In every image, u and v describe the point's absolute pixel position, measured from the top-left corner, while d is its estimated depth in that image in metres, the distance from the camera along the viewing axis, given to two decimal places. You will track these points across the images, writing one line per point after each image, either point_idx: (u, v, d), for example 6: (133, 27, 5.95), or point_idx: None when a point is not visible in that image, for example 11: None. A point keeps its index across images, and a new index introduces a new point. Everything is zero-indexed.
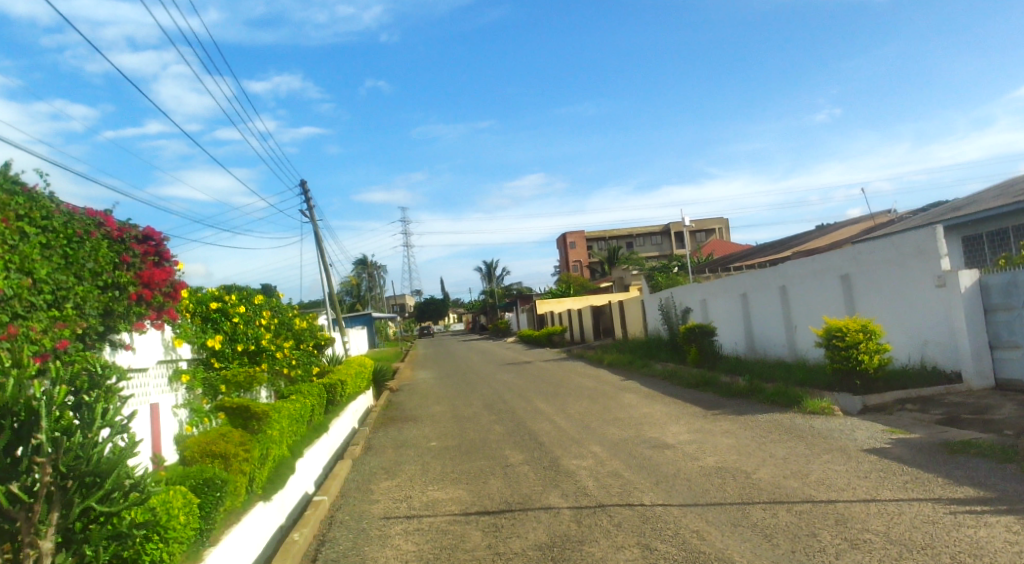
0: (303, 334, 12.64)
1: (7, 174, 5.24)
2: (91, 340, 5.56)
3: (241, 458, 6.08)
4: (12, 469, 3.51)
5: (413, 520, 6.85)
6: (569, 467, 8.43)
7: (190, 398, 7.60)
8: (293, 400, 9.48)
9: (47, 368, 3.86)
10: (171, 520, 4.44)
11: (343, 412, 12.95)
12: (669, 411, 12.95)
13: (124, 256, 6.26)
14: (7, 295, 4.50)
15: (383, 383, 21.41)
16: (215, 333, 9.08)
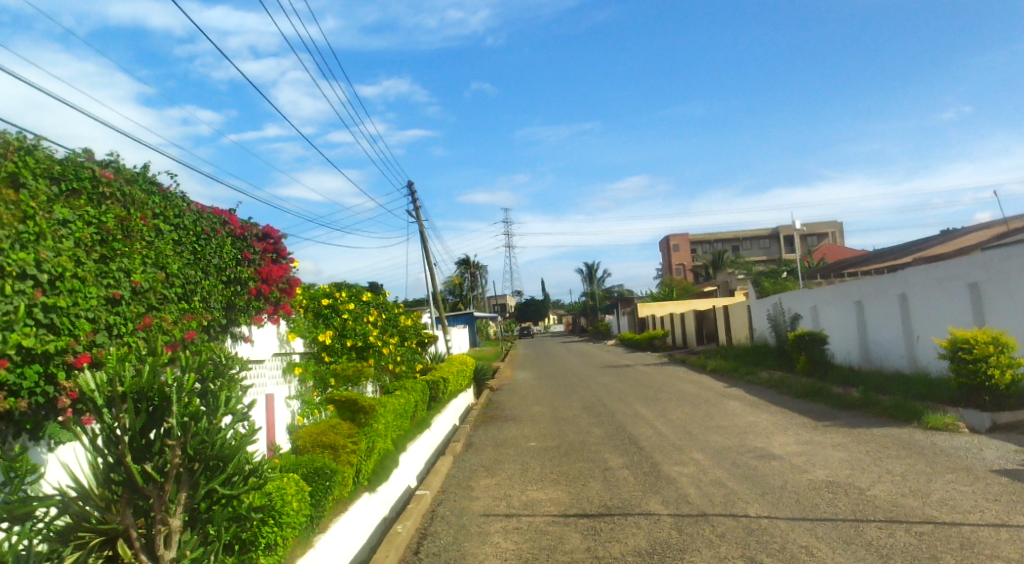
0: (407, 331, 12.89)
1: (147, 175, 5.51)
2: (215, 331, 5.93)
3: (349, 450, 6.29)
4: (146, 450, 3.94)
5: (512, 518, 6.90)
6: (671, 474, 8.28)
7: (301, 390, 7.96)
8: (397, 395, 9.73)
9: (179, 356, 4.14)
10: (285, 506, 4.64)
11: (444, 410, 13.19)
12: (774, 420, 12.52)
13: (245, 253, 6.56)
14: (144, 288, 4.76)
15: (484, 382, 21.80)
16: (325, 328, 9.44)
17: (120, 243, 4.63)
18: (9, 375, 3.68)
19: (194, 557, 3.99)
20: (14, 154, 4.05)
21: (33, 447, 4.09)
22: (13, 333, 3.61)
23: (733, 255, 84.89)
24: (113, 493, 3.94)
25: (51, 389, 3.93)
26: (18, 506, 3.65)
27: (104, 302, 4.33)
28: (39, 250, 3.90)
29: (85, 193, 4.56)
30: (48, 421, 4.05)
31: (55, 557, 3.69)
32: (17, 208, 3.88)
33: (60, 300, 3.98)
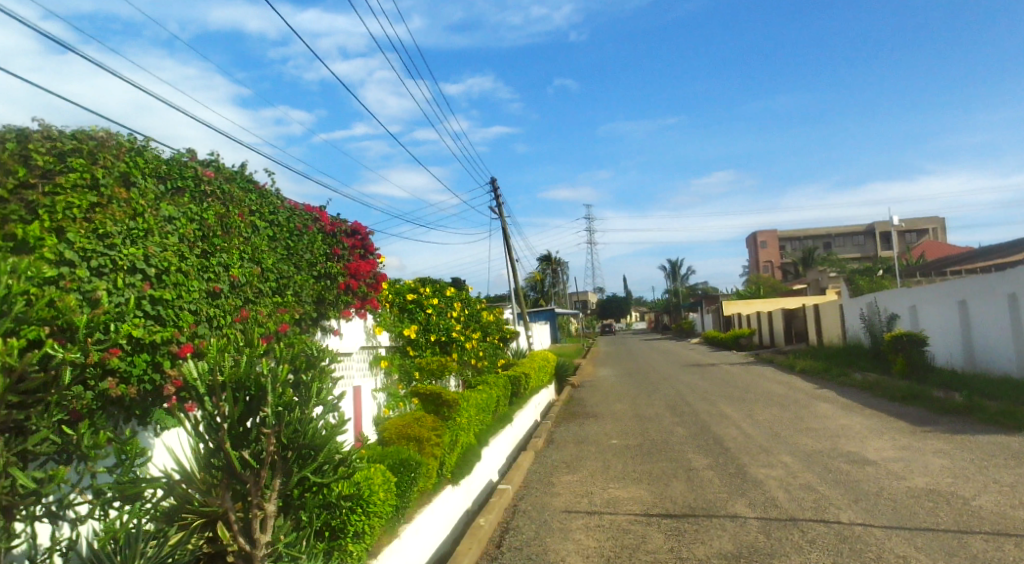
0: (489, 327, 12.97)
1: (244, 174, 5.75)
2: (306, 324, 6.15)
3: (433, 442, 6.41)
4: (243, 437, 4.10)
5: (594, 515, 6.89)
6: (758, 476, 8.10)
7: (387, 383, 8.37)
8: (480, 390, 9.83)
9: (274, 347, 4.28)
10: (373, 495, 4.77)
11: (526, 405, 13.28)
12: (869, 424, 12.04)
13: (335, 248, 6.77)
14: (241, 281, 4.99)
15: (565, 378, 21.84)
16: (410, 323, 9.65)
17: (220, 239, 4.88)
18: (120, 362, 3.94)
19: (287, 542, 4.15)
20: (125, 155, 4.38)
21: (142, 433, 4.41)
22: (124, 323, 3.94)
23: (826, 252, 81.97)
24: (214, 478, 4.10)
25: (157, 376, 4.16)
26: (128, 487, 3.86)
27: (205, 295, 4.56)
28: (148, 245, 4.20)
29: (189, 191, 4.84)
30: (155, 408, 4.33)
31: (161, 535, 4.05)
32: (128, 206, 4.23)
33: (166, 292, 4.23)
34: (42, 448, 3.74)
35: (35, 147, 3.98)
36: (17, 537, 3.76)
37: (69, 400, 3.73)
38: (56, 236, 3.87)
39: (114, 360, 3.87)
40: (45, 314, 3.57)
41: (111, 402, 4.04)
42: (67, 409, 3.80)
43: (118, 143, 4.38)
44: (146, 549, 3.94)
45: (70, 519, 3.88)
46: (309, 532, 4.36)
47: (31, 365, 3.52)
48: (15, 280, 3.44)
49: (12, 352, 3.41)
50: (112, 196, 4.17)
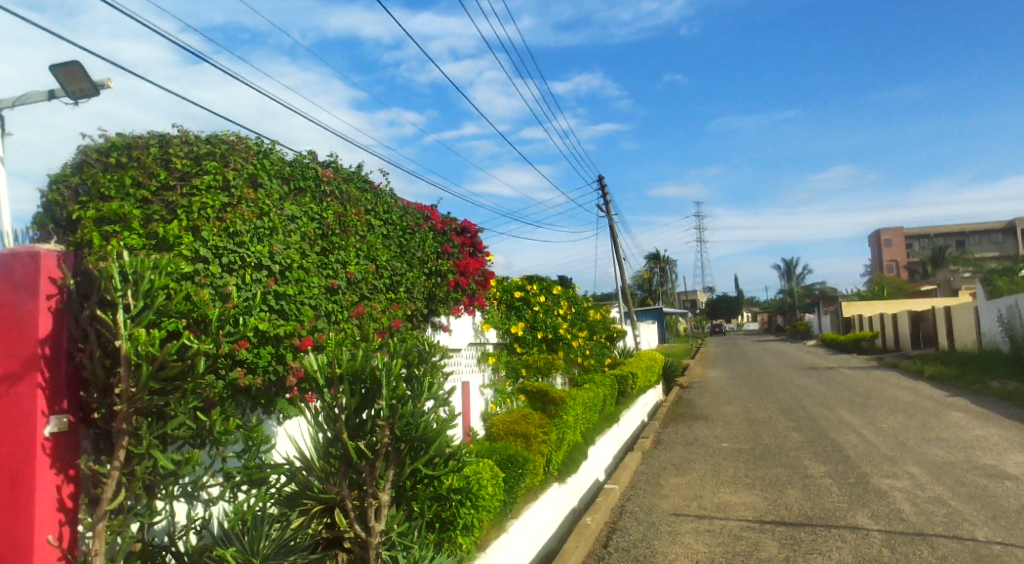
0: (596, 325, 12.88)
1: (360, 175, 5.96)
2: (417, 320, 6.34)
3: (540, 440, 6.47)
4: (359, 428, 4.24)
5: (704, 520, 6.75)
6: (881, 487, 7.71)
7: (494, 379, 8.65)
8: (587, 388, 9.85)
9: (388, 342, 4.41)
10: (481, 490, 4.88)
11: (632, 405, 13.18)
12: (1009, 436, 11.15)
13: (445, 247, 6.93)
14: (358, 278, 5.17)
15: (674, 378, 21.53)
16: (518, 320, 9.77)
17: (338, 237, 5.08)
18: (248, 354, 4.17)
19: (401, 531, 4.28)
20: (254, 158, 4.64)
21: (266, 421, 4.66)
22: (251, 317, 4.16)
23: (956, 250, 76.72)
24: (332, 466, 4.26)
25: (281, 367, 4.36)
26: (255, 472, 4.13)
27: (324, 290, 4.75)
28: (273, 243, 4.42)
29: (310, 191, 5.06)
30: (279, 397, 4.53)
31: (284, 520, 4.28)
32: (256, 206, 4.46)
33: (289, 288, 4.44)
34: (180, 432, 4.00)
35: (174, 151, 4.27)
36: (159, 515, 4.09)
37: (203, 389, 3.98)
38: (192, 234, 4.14)
39: (242, 351, 4.09)
40: (182, 307, 3.88)
41: (239, 391, 4.29)
42: (201, 397, 4.03)
43: (247, 146, 4.64)
44: (271, 531, 4.15)
45: (203, 500, 4.15)
46: (421, 523, 4.48)
47: (172, 354, 3.78)
48: (157, 276, 3.77)
49: (155, 341, 3.70)
50: (241, 196, 4.42)
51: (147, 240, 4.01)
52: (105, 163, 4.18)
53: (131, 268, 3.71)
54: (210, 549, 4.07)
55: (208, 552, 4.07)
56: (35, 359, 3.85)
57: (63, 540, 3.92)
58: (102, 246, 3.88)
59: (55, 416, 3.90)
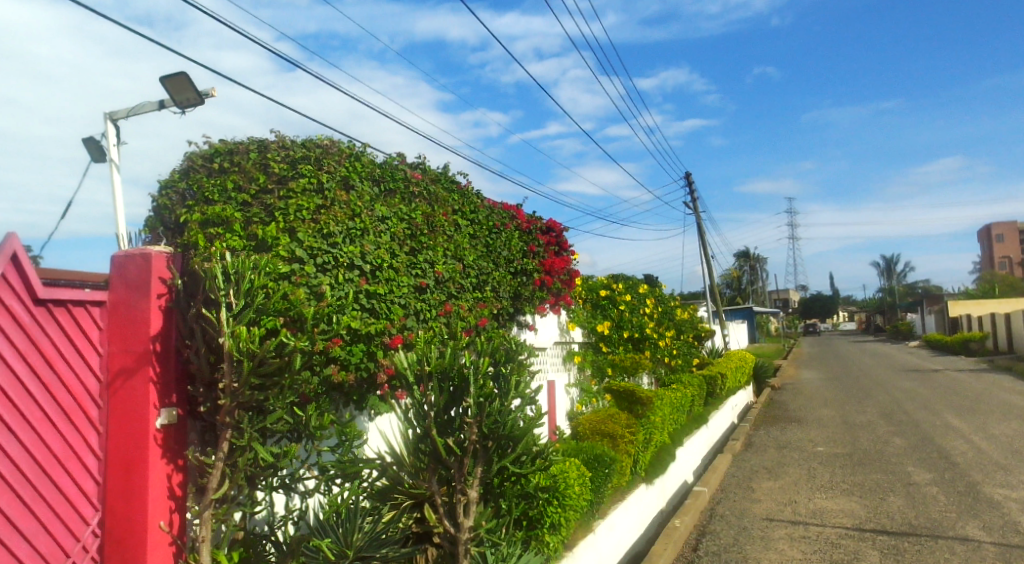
0: (684, 324, 12.52)
1: (447, 176, 6.04)
2: (504, 319, 6.40)
3: (627, 440, 6.53)
4: (448, 425, 4.32)
5: (799, 526, 6.55)
6: (993, 497, 7.29)
7: (580, 378, 8.81)
8: (675, 388, 9.74)
9: (476, 341, 4.47)
10: (568, 489, 4.91)
11: (722, 407, 13.00)
12: None
13: (531, 246, 6.99)
14: (445, 277, 5.24)
15: (765, 380, 21.02)
16: (603, 319, 9.72)
17: (426, 237, 5.17)
18: (341, 351, 4.28)
19: (489, 528, 4.31)
20: (347, 161, 4.77)
21: (360, 417, 4.78)
22: (344, 316, 4.28)
23: None
24: (422, 462, 4.36)
25: (372, 365, 4.46)
26: (349, 466, 4.23)
27: (412, 289, 4.83)
28: (364, 244, 4.53)
29: (400, 192, 5.16)
30: (370, 394, 4.62)
31: (376, 513, 4.34)
32: (348, 207, 4.59)
33: (380, 287, 4.54)
34: (278, 426, 4.17)
35: (272, 156, 4.44)
36: (260, 505, 4.25)
37: (299, 385, 4.11)
38: (288, 236, 4.28)
39: (335, 349, 4.21)
40: (280, 306, 4.02)
41: (333, 388, 4.42)
42: (298, 392, 4.15)
43: (339, 149, 4.77)
44: (364, 524, 4.21)
45: (300, 492, 4.30)
46: (509, 521, 4.50)
47: (270, 351, 3.93)
48: (256, 276, 3.93)
49: (255, 339, 3.86)
50: (335, 198, 4.55)
51: (247, 241, 4.20)
52: (209, 168, 4.39)
53: (233, 269, 3.91)
54: (307, 540, 4.19)
55: (305, 543, 4.18)
56: (147, 354, 4.08)
57: (173, 526, 4.14)
58: (207, 248, 4.11)
59: (165, 409, 4.13)
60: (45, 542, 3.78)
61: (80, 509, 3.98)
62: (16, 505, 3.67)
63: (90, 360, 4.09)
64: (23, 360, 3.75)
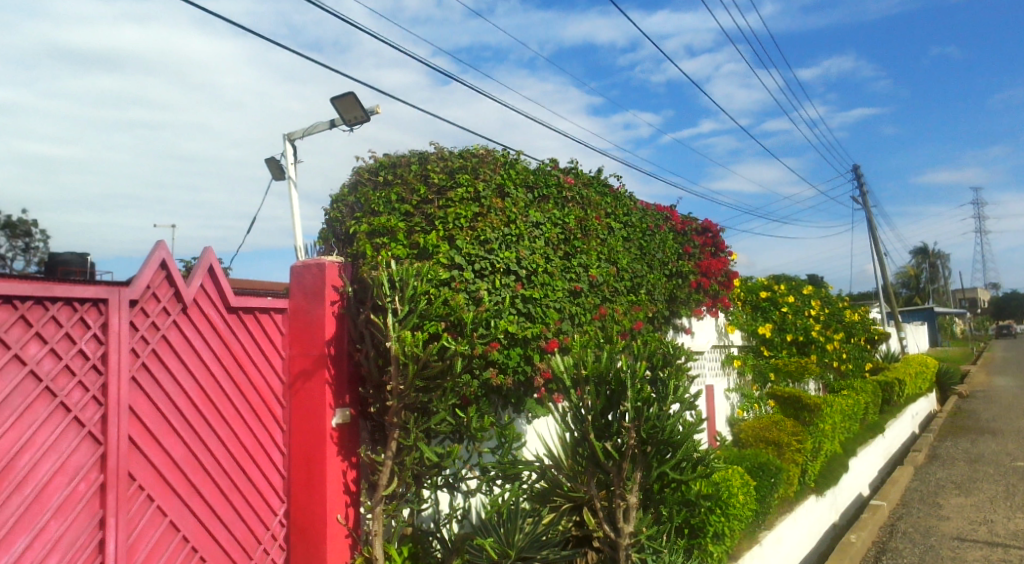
0: (854, 327, 11.67)
1: (601, 179, 6.06)
2: (659, 322, 6.36)
3: (794, 448, 6.45)
4: (606, 429, 4.26)
5: (995, 548, 6.01)
6: None
7: (741, 384, 8.68)
8: (846, 395, 9.27)
9: (632, 345, 4.40)
10: (731, 499, 4.80)
11: (900, 415, 12.25)
12: None
13: (686, 247, 6.96)
14: (600, 281, 5.24)
15: (949, 387, 19.39)
16: (765, 322, 9.58)
17: (580, 241, 5.20)
18: (500, 355, 4.36)
19: (650, 535, 4.26)
20: (502, 168, 4.86)
21: (517, 419, 4.90)
22: (501, 320, 4.36)
23: None
24: (580, 466, 4.36)
25: (529, 368, 4.52)
26: (509, 467, 4.32)
27: (567, 294, 4.87)
28: (520, 249, 4.62)
29: (554, 198, 5.20)
30: (527, 397, 4.69)
31: (536, 515, 4.40)
32: (504, 214, 4.68)
33: (535, 292, 4.59)
34: (442, 427, 4.32)
35: (431, 167, 4.61)
36: (426, 503, 4.45)
37: (460, 387, 4.25)
38: (448, 244, 4.44)
39: (494, 352, 4.31)
40: (441, 311, 4.18)
41: (492, 391, 4.52)
42: (459, 395, 4.31)
43: (494, 158, 4.85)
44: (524, 525, 4.29)
45: (462, 491, 4.46)
46: (670, 528, 4.48)
47: (433, 355, 4.09)
48: (419, 283, 4.11)
49: (419, 343, 4.03)
50: (491, 206, 4.65)
51: (410, 249, 4.39)
52: (375, 181, 4.66)
53: (398, 276, 4.10)
54: (470, 538, 4.32)
55: (469, 541, 4.34)
56: (324, 357, 4.36)
57: (349, 519, 4.40)
58: (374, 256, 4.36)
59: (340, 409, 4.39)
60: (241, 529, 4.14)
61: (270, 500, 4.34)
62: (217, 494, 4.04)
63: (274, 363, 4.44)
64: (218, 362, 4.13)
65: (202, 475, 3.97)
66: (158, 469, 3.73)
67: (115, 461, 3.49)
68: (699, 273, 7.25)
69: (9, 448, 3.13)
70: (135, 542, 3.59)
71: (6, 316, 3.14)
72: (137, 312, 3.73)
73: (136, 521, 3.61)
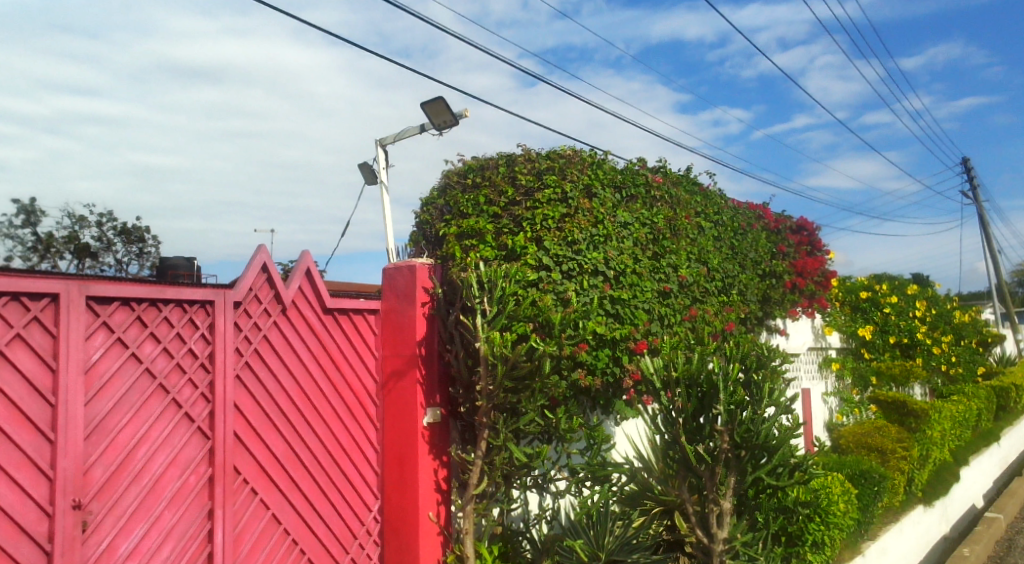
0: (965, 330, 11.07)
1: (690, 177, 5.98)
2: (751, 323, 6.28)
3: (898, 454, 6.36)
4: (698, 433, 4.16)
5: None
6: None
7: (840, 387, 8.63)
8: (957, 402, 8.85)
9: (725, 346, 4.30)
10: (832, 507, 4.62)
11: (1017, 422, 11.60)
12: None
13: (780, 246, 6.82)
14: (690, 281, 5.16)
15: None
16: (866, 323, 9.37)
17: (669, 241, 5.13)
18: (588, 356, 4.34)
19: (744, 541, 4.20)
20: (589, 168, 4.82)
21: (606, 421, 4.91)
22: (590, 321, 4.34)
23: None
24: (671, 469, 4.32)
25: (618, 370, 4.49)
26: (598, 469, 4.29)
27: (656, 294, 4.82)
28: (607, 250, 4.59)
29: (642, 197, 5.14)
30: (615, 399, 4.68)
31: (626, 518, 4.42)
32: (591, 214, 4.66)
33: (624, 292, 4.56)
34: (530, 428, 4.33)
35: (519, 168, 4.61)
36: (516, 502, 4.51)
37: (549, 388, 4.24)
38: (535, 245, 4.45)
39: (583, 353, 4.29)
40: (529, 312, 4.19)
41: (581, 392, 4.51)
42: (548, 396, 4.29)
43: (581, 158, 4.81)
44: (614, 528, 4.30)
45: (551, 492, 4.44)
46: (767, 535, 4.41)
47: (522, 356, 4.09)
48: (507, 284, 4.14)
49: (508, 343, 4.06)
50: (578, 206, 4.62)
51: (498, 251, 4.44)
52: (463, 184, 4.73)
53: (486, 277, 4.16)
54: (559, 539, 4.35)
55: (558, 542, 4.37)
56: (415, 358, 4.45)
57: (441, 517, 4.48)
58: (463, 258, 4.45)
59: (430, 408, 4.47)
60: (338, 523, 4.28)
61: (365, 496, 4.46)
62: (316, 489, 4.18)
63: (368, 363, 4.57)
64: (316, 361, 4.28)
65: (302, 470, 4.12)
66: (261, 464, 3.89)
67: (222, 455, 3.66)
68: (794, 272, 7.15)
69: (128, 442, 3.30)
70: (241, 532, 3.75)
71: (123, 317, 3.35)
72: (241, 313, 3.90)
73: (242, 513, 3.77)
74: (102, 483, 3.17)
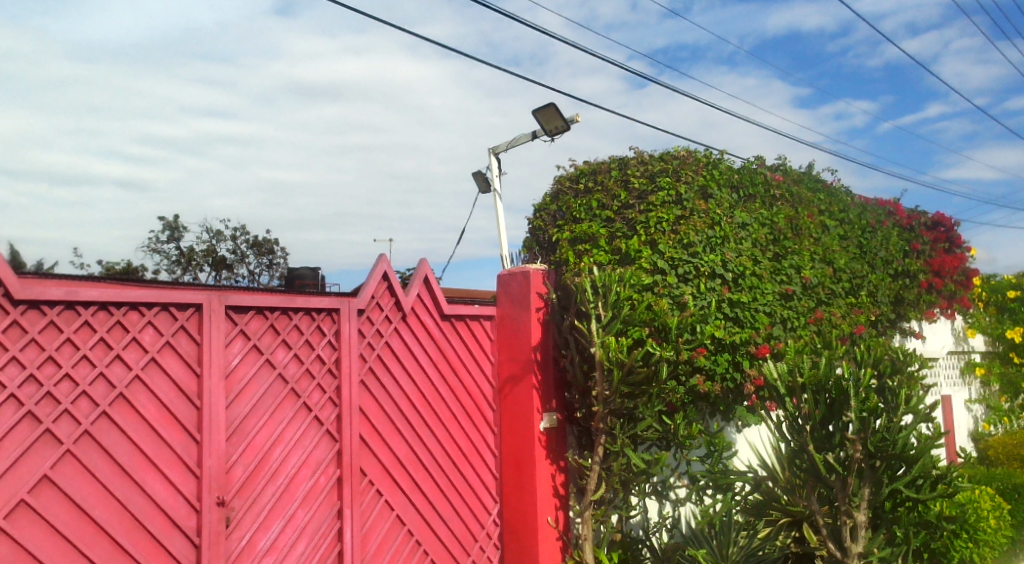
0: None
1: (812, 175, 5.83)
2: (884, 325, 6.08)
3: None
4: (828, 441, 3.96)
5: None
6: None
7: (985, 395, 8.83)
8: None
9: (855, 350, 4.10)
10: (979, 523, 4.46)
11: None
12: None
13: (913, 244, 6.57)
14: (813, 282, 4.96)
15: None
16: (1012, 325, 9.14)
17: (790, 241, 4.98)
18: (706, 361, 4.22)
19: (882, 556, 4.01)
20: (705, 169, 4.73)
21: (728, 427, 4.86)
22: (708, 325, 4.23)
23: None
24: (798, 478, 4.15)
25: (738, 375, 4.36)
26: (721, 477, 4.21)
27: (778, 297, 4.67)
28: (725, 252, 4.49)
29: (760, 197, 4.99)
30: (737, 405, 4.57)
31: (750, 528, 4.31)
32: (708, 215, 4.55)
33: (743, 295, 4.45)
34: (648, 434, 4.27)
35: (632, 171, 4.58)
36: (634, 509, 4.40)
37: (666, 394, 4.15)
38: (649, 248, 4.38)
39: (701, 358, 4.18)
40: (645, 316, 4.13)
41: (699, 398, 4.39)
42: (664, 401, 4.21)
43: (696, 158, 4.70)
44: (738, 538, 4.20)
45: (671, 500, 4.35)
46: (906, 551, 4.15)
47: (638, 361, 4.03)
48: (621, 288, 4.09)
49: (624, 348, 4.02)
50: (693, 208, 4.53)
51: (612, 255, 4.42)
52: (576, 190, 4.76)
53: (601, 282, 4.11)
54: (682, 548, 4.25)
55: (681, 551, 4.25)
56: (530, 363, 4.49)
57: (560, 522, 4.49)
58: (577, 264, 4.47)
59: (547, 414, 4.49)
60: (459, 526, 4.36)
61: (484, 499, 4.53)
62: (437, 491, 4.27)
63: (484, 368, 4.64)
64: (435, 367, 4.38)
65: (424, 473, 4.23)
66: (386, 466, 4.02)
67: (349, 457, 3.81)
68: (930, 271, 6.86)
69: (265, 443, 3.50)
70: (368, 531, 3.90)
71: (258, 324, 3.54)
72: (364, 320, 4.04)
73: (368, 512, 3.91)
74: (243, 482, 3.36)
